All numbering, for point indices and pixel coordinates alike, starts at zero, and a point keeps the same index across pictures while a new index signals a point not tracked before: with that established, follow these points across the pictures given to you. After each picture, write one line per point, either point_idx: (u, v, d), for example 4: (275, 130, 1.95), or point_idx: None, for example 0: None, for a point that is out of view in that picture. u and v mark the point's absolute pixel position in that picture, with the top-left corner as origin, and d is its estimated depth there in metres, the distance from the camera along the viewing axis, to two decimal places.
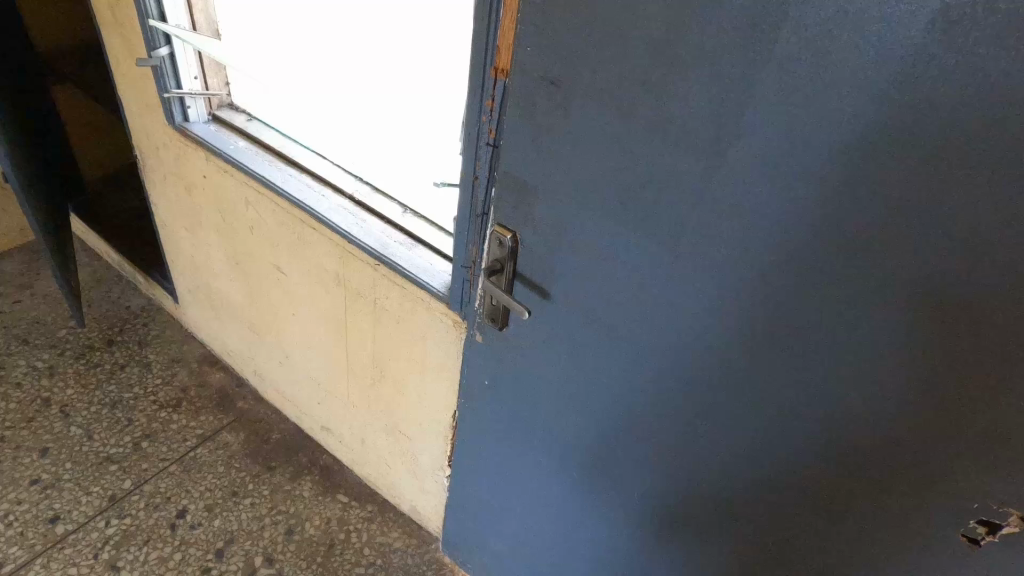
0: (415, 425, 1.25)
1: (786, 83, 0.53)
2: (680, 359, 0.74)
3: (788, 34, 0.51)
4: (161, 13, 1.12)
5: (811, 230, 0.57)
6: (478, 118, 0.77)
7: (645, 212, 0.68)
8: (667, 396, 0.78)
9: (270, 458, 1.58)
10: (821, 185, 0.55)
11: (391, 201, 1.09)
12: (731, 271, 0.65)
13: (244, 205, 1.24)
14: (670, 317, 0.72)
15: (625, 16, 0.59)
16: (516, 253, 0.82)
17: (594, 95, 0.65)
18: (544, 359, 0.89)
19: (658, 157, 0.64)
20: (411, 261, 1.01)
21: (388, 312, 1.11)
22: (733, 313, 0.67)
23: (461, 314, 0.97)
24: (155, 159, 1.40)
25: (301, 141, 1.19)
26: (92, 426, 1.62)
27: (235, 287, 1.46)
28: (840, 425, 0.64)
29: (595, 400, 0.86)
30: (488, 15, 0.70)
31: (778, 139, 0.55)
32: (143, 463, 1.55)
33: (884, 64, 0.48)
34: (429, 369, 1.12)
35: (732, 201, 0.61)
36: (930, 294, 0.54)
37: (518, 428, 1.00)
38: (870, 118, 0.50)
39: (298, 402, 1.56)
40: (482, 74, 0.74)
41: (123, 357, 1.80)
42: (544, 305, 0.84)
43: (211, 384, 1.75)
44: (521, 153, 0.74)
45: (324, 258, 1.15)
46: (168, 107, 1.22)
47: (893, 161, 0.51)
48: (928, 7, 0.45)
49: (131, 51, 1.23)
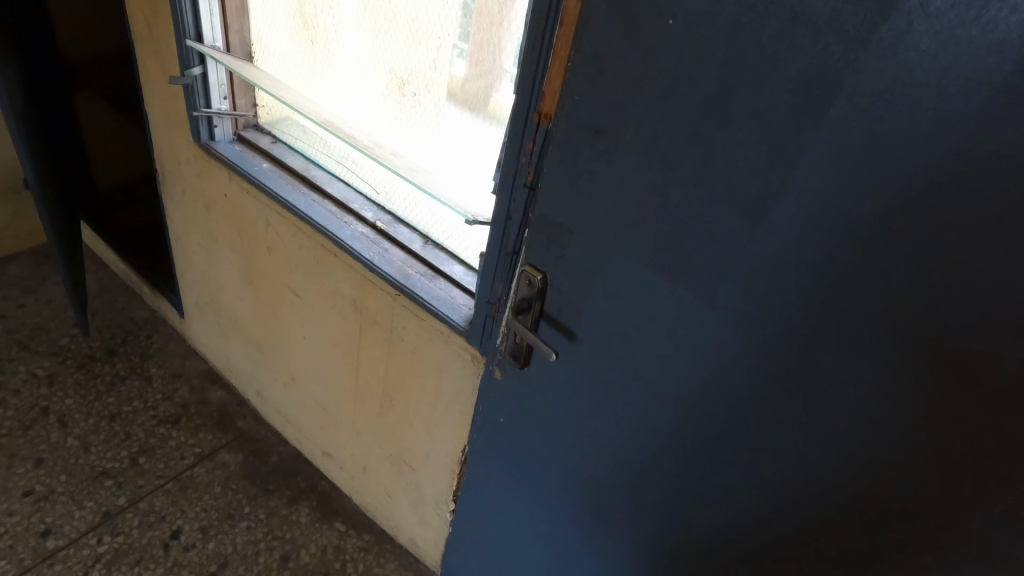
0: (421, 457, 1.22)
1: (836, 152, 0.54)
2: (704, 414, 0.73)
3: (843, 98, 0.52)
4: (197, 33, 1.12)
5: (851, 296, 0.57)
6: (516, 158, 0.78)
7: (681, 260, 0.68)
8: (686, 451, 0.77)
9: (268, 480, 1.56)
10: (864, 247, 0.55)
11: (413, 232, 1.09)
12: (763, 325, 0.64)
13: (264, 227, 1.23)
14: (696, 369, 0.71)
15: (679, 71, 0.60)
16: (544, 293, 0.81)
17: (637, 147, 0.66)
18: (565, 401, 0.88)
19: (697, 209, 0.64)
20: (432, 292, 1.01)
21: (403, 342, 1.11)
22: (762, 368, 0.66)
23: (481, 348, 0.97)
24: (177, 174, 1.40)
25: (327, 167, 1.19)
26: (90, 438, 1.59)
27: (246, 306, 1.45)
28: (868, 494, 0.63)
29: (612, 447, 0.85)
30: (536, 62, 0.71)
31: (822, 204, 0.56)
32: (139, 479, 1.52)
33: (938, 137, 0.48)
34: (441, 400, 1.10)
35: (769, 259, 0.61)
36: (976, 371, 0.53)
37: (530, 467, 0.98)
38: (919, 190, 0.50)
39: (300, 425, 1.55)
40: (524, 119, 0.75)
41: (125, 369, 1.78)
42: (569, 346, 0.83)
43: (212, 402, 1.73)
44: (559, 197, 0.75)
45: (343, 284, 1.14)
46: (195, 125, 1.23)
47: (940, 230, 0.51)
48: (988, 84, 0.45)
49: (164, 69, 1.24)
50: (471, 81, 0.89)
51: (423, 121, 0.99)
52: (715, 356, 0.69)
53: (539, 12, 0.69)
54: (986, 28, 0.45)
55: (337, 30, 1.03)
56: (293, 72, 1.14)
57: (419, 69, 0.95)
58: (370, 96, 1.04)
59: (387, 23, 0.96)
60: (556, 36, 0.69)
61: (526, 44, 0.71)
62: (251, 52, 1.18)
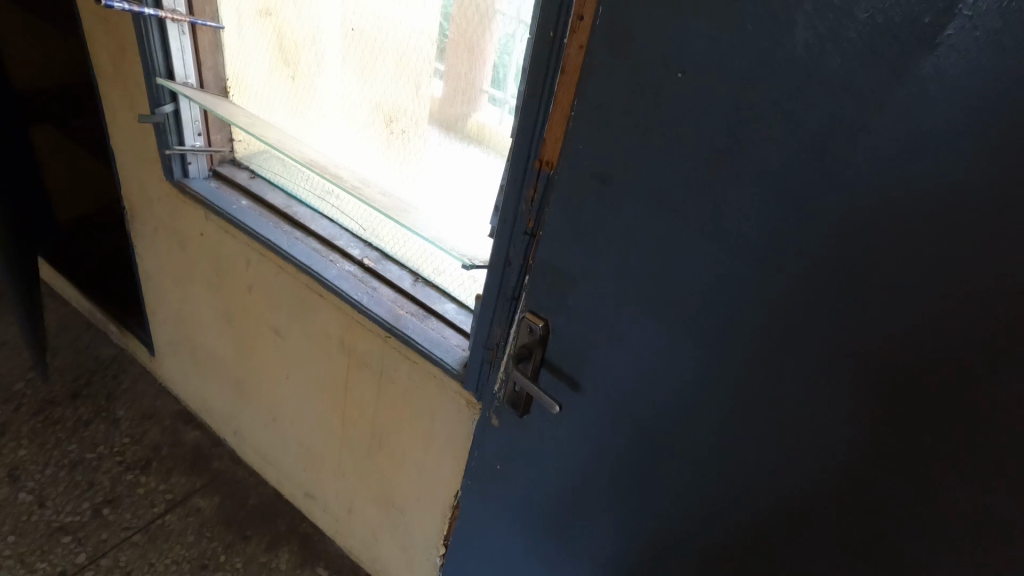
0: (411, 499, 1.18)
1: (850, 214, 0.53)
2: (712, 471, 0.71)
3: (857, 162, 0.51)
4: (168, 70, 1.07)
5: (866, 357, 0.56)
6: (517, 204, 0.76)
7: (689, 313, 0.66)
8: (693, 506, 0.75)
9: (245, 525, 1.49)
10: (883, 306, 0.54)
11: (403, 269, 1.06)
12: (775, 380, 0.62)
13: (243, 266, 1.18)
14: (704, 425, 0.70)
15: (688, 125, 0.59)
16: (545, 340, 0.80)
17: (644, 200, 0.65)
18: (565, 450, 0.85)
19: (707, 264, 0.63)
20: (425, 334, 0.98)
21: (393, 383, 1.07)
22: (774, 423, 0.64)
23: (478, 393, 0.94)
24: (147, 211, 1.34)
25: (309, 203, 1.15)
26: (46, 492, 1.50)
27: (223, 346, 1.39)
28: (885, 554, 0.61)
29: (616, 499, 0.82)
30: (537, 111, 0.70)
31: (835, 266, 0.55)
32: (102, 533, 1.44)
33: (954, 202, 0.48)
34: (434, 443, 1.07)
35: (781, 319, 0.60)
36: (993, 433, 0.52)
37: (528, 517, 0.94)
38: (935, 254, 0.50)
39: (281, 466, 1.48)
40: (524, 166, 0.74)
41: (88, 413, 1.69)
42: (571, 395, 0.81)
43: (185, 442, 1.65)
44: (562, 246, 0.73)
45: (328, 325, 1.10)
46: (168, 163, 1.17)
47: (960, 291, 0.50)
48: (1005, 151, 0.45)
49: (132, 105, 1.18)
50: (463, 118, 0.88)
51: (413, 158, 0.97)
52: (725, 409, 0.67)
53: (540, 60, 0.67)
54: (1002, 96, 0.44)
55: (319, 65, 1.00)
56: (272, 107, 1.10)
57: (406, 105, 0.93)
58: (358, 133, 1.01)
59: (372, 59, 0.93)
60: (558, 84, 0.67)
61: (526, 91, 0.70)
62: (227, 87, 1.14)
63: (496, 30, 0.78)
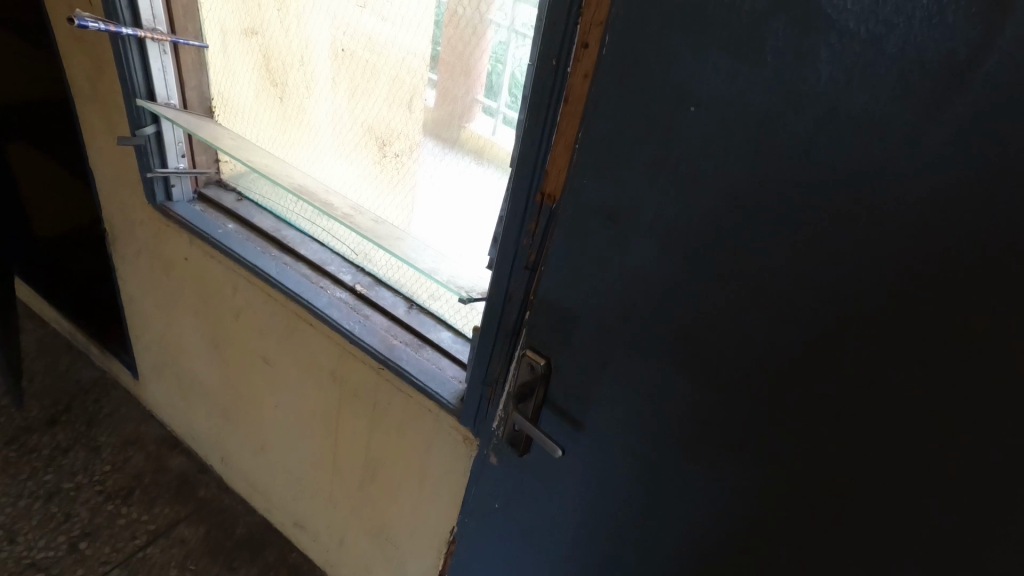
0: (405, 533, 1.14)
1: (875, 263, 0.49)
2: (723, 521, 0.68)
3: (882, 209, 0.48)
4: (149, 91, 1.03)
5: (891, 411, 0.53)
6: (518, 237, 0.73)
7: (699, 358, 0.62)
8: (703, 556, 0.71)
9: (232, 556, 1.44)
10: (910, 359, 0.50)
11: (397, 295, 1.02)
12: (793, 432, 0.59)
13: (229, 292, 1.14)
14: (714, 474, 0.66)
15: (697, 163, 0.55)
16: (547, 378, 0.76)
17: (651, 239, 0.61)
18: (567, 492, 0.81)
19: (717, 309, 0.59)
20: (420, 366, 0.93)
21: (386, 414, 1.03)
22: (791, 476, 0.60)
23: (476, 429, 0.90)
24: (129, 234, 1.29)
25: (299, 225, 1.11)
26: (19, 525, 1.44)
27: (209, 372, 1.34)
28: None
29: (621, 544, 0.78)
30: (540, 141, 0.67)
31: (859, 316, 0.51)
32: (80, 568, 1.38)
33: (990, 253, 0.44)
34: (429, 477, 1.03)
35: (798, 369, 0.56)
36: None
37: (527, 559, 0.90)
38: (967, 306, 0.47)
39: (269, 494, 1.44)
40: (525, 198, 0.70)
41: (67, 440, 1.63)
42: (573, 435, 0.77)
43: (170, 470, 1.60)
44: (565, 282, 0.69)
45: (318, 353, 1.06)
46: (151, 186, 1.13)
47: (995, 344, 0.46)
48: None
49: (111, 125, 1.13)
50: (458, 143, 0.84)
51: (406, 183, 0.93)
52: (738, 460, 0.64)
53: (541, 90, 0.64)
54: None
55: (307, 86, 0.96)
56: (259, 128, 1.06)
57: (399, 128, 0.89)
58: (348, 157, 0.97)
59: (362, 82, 0.90)
60: (561, 112, 0.64)
61: (527, 121, 0.67)
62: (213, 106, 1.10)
63: (490, 51, 0.75)
